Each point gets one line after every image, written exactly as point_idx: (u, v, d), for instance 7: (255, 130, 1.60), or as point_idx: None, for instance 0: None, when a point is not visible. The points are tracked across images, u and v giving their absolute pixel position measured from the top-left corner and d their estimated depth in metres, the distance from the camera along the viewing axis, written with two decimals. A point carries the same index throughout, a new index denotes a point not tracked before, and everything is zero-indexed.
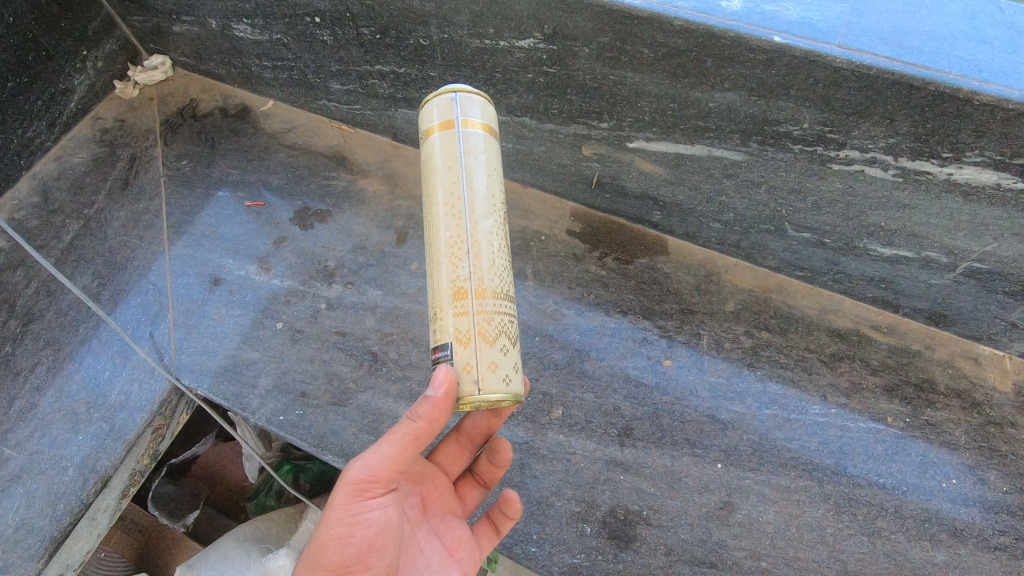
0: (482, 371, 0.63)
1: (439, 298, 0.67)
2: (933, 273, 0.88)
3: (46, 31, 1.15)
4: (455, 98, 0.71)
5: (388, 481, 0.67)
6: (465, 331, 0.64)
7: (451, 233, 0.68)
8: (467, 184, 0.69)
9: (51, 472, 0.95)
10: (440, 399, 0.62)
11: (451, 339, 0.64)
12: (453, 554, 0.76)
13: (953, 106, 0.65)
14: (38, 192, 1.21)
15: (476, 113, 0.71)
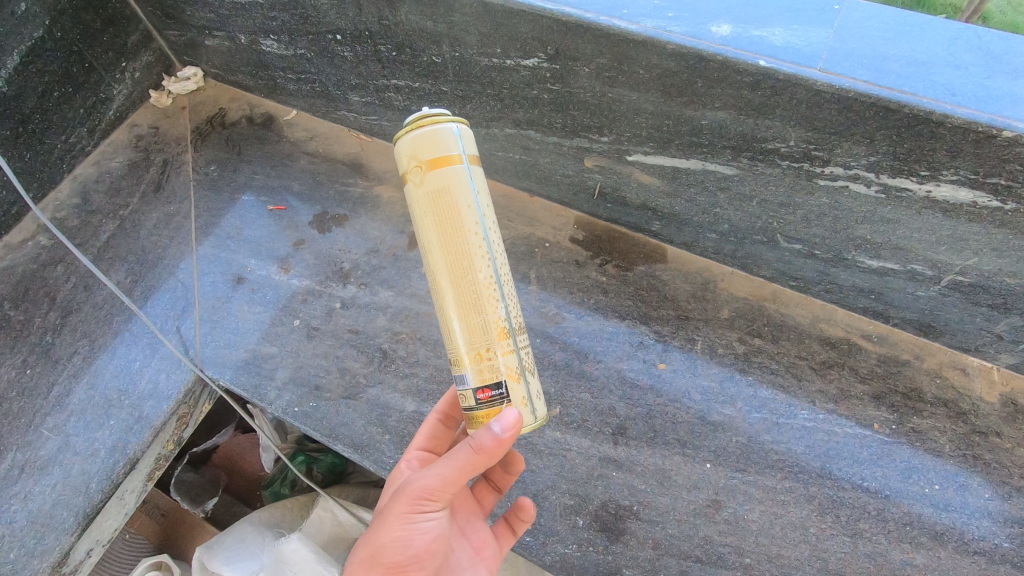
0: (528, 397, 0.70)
1: (477, 342, 0.68)
2: (919, 285, 0.92)
3: (90, 45, 1.24)
4: (453, 133, 0.68)
5: (445, 499, 0.69)
6: (516, 368, 0.69)
7: (482, 275, 0.69)
8: (484, 227, 0.70)
9: (85, 453, 1.03)
10: (507, 437, 0.65)
11: (507, 377, 0.69)
12: (479, 553, 0.80)
13: (928, 128, 0.70)
14: (79, 194, 1.30)
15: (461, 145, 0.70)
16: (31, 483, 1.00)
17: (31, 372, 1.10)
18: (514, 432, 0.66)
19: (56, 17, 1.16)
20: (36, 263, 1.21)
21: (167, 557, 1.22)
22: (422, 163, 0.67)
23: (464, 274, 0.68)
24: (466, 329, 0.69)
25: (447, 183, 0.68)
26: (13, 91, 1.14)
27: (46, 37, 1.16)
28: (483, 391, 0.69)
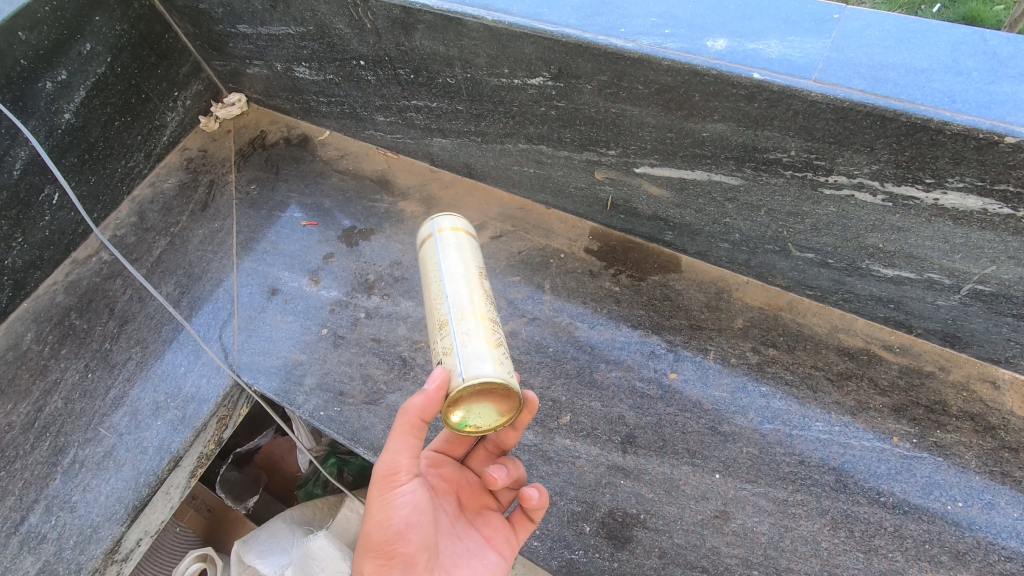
0: (462, 363, 0.70)
1: (430, 341, 0.77)
2: (938, 294, 0.89)
3: (146, 78, 1.36)
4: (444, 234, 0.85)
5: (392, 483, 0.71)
6: (449, 346, 0.72)
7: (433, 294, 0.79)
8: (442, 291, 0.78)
9: (136, 451, 1.13)
10: (434, 393, 0.67)
11: (440, 355, 0.72)
12: (486, 540, 0.82)
13: (927, 135, 0.69)
14: (135, 213, 1.42)
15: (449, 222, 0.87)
16: (89, 476, 1.11)
17: (91, 376, 1.21)
18: (439, 386, 0.67)
19: (117, 54, 1.28)
20: (97, 277, 1.33)
21: (210, 550, 1.31)
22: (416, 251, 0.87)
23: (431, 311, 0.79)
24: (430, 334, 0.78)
25: (424, 249, 0.85)
26: (79, 122, 1.26)
27: (108, 72, 1.28)
28: (434, 370, 0.75)
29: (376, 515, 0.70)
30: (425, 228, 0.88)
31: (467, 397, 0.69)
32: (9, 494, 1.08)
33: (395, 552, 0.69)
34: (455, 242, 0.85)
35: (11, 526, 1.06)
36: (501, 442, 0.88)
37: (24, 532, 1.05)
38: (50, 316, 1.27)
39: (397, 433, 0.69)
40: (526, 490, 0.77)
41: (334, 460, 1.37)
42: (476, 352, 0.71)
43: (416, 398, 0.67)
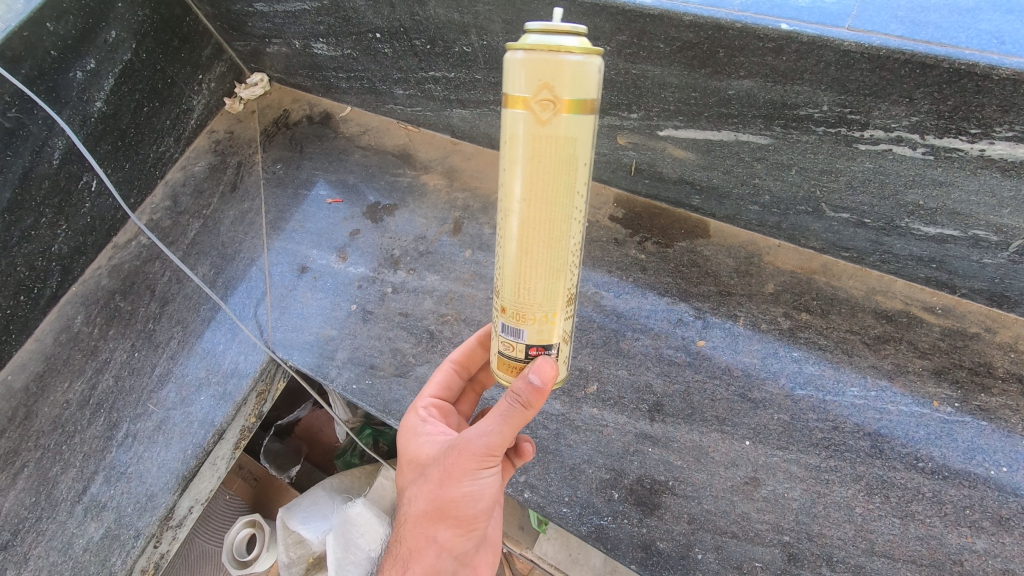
0: (570, 360, 0.70)
1: (547, 304, 0.63)
2: (984, 252, 0.84)
3: (171, 62, 1.38)
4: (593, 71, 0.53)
5: (495, 458, 0.71)
6: (570, 332, 0.67)
7: (575, 242, 0.62)
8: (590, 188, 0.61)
9: (183, 425, 1.19)
10: (544, 387, 0.64)
11: (559, 341, 0.66)
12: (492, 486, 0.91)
13: (971, 82, 0.64)
14: (169, 197, 1.46)
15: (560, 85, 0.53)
16: (141, 449, 1.18)
17: (138, 354, 1.27)
18: (552, 382, 0.64)
19: (141, 40, 1.29)
20: (138, 261, 1.37)
21: (258, 516, 1.41)
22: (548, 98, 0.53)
23: (558, 237, 0.60)
24: (544, 290, 0.63)
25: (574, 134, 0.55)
26: (110, 110, 1.28)
27: (135, 59, 1.30)
28: (536, 349, 0.65)
29: (465, 491, 0.72)
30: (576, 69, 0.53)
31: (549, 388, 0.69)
32: (71, 466, 1.16)
33: (471, 523, 0.75)
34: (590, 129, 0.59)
35: (76, 495, 1.14)
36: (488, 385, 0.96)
37: (87, 501, 1.13)
38: (96, 299, 1.33)
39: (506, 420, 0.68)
40: (523, 446, 0.84)
41: (370, 431, 1.41)
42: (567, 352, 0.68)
43: (522, 390, 0.64)
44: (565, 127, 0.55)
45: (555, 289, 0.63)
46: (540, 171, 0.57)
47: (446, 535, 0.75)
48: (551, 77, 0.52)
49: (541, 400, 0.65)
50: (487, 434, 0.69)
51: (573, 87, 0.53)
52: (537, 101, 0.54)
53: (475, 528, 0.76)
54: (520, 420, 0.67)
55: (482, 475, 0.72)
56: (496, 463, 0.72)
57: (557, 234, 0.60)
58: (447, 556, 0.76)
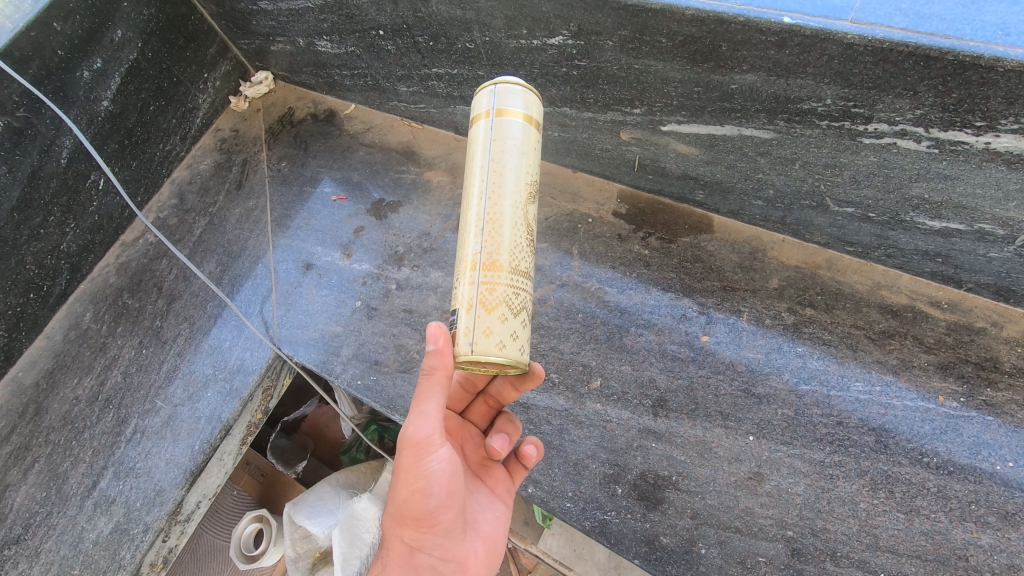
0: (501, 339, 0.68)
1: (460, 270, 0.73)
2: (990, 246, 0.84)
3: (176, 61, 1.39)
4: (509, 92, 0.74)
5: (436, 444, 0.72)
6: (481, 297, 0.69)
7: (475, 211, 0.72)
8: (505, 171, 0.73)
9: (191, 421, 1.20)
10: (441, 346, 0.69)
11: (469, 305, 0.69)
12: (495, 491, 0.91)
13: (976, 74, 0.64)
14: (176, 195, 1.47)
15: (517, 103, 0.74)
16: (150, 445, 1.19)
17: (146, 351, 1.28)
18: (444, 338, 0.69)
19: (147, 39, 1.30)
20: (145, 259, 1.39)
21: (265, 512, 1.42)
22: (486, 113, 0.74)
23: (468, 213, 0.74)
24: (460, 257, 0.73)
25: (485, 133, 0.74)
26: (117, 109, 1.29)
27: (141, 58, 1.31)
28: (463, 313, 0.70)
29: (413, 486, 0.73)
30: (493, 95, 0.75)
31: (473, 364, 0.69)
32: (81, 461, 1.18)
33: (431, 520, 0.75)
34: (518, 131, 0.74)
35: (86, 490, 1.15)
36: (500, 398, 0.93)
37: (97, 496, 1.15)
38: (104, 297, 1.34)
39: (427, 399, 0.70)
40: (525, 449, 0.87)
41: (375, 428, 1.43)
42: (488, 320, 0.68)
43: (429, 362, 0.69)
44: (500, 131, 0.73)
45: (463, 255, 0.73)
46: (471, 166, 0.75)
47: (412, 532, 0.76)
48: (491, 104, 0.74)
49: (450, 360, 0.68)
50: (421, 423, 0.71)
51: (484, 102, 0.75)
52: (485, 122, 0.74)
53: (439, 524, 0.76)
54: (438, 392, 0.70)
55: (429, 466, 0.72)
56: (439, 451, 0.72)
57: (466, 212, 0.74)
58: (418, 554, 0.78)
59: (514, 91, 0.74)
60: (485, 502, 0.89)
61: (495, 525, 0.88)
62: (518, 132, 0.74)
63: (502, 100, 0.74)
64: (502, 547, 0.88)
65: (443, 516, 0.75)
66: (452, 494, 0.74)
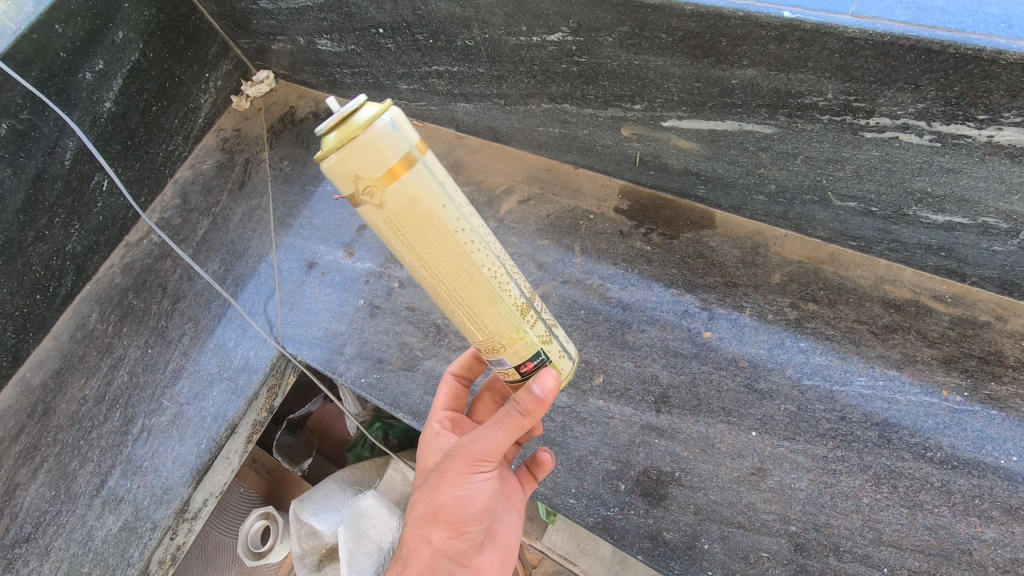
0: (562, 349, 0.76)
1: (505, 329, 0.69)
2: (994, 239, 0.83)
3: (178, 61, 1.39)
4: (385, 127, 0.57)
5: (498, 461, 0.73)
6: (545, 332, 0.73)
7: (486, 267, 0.66)
8: (467, 218, 0.64)
9: (197, 420, 1.21)
10: (548, 397, 0.69)
11: (542, 344, 0.72)
12: (512, 501, 0.88)
13: (978, 67, 0.64)
14: (179, 195, 1.48)
15: (402, 135, 0.58)
16: (156, 444, 1.20)
17: (152, 350, 1.29)
18: (554, 393, 0.69)
19: (148, 40, 1.31)
20: (149, 259, 1.39)
21: (271, 509, 1.45)
22: (376, 181, 0.58)
23: (468, 278, 0.65)
24: (495, 322, 0.68)
25: (414, 187, 0.59)
26: (120, 110, 1.30)
27: (142, 59, 1.31)
28: (524, 365, 0.72)
29: (459, 495, 0.73)
30: (384, 135, 0.57)
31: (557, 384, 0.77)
32: (89, 460, 1.19)
33: (465, 528, 0.74)
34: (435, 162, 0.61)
35: (94, 488, 1.17)
36: None
37: (105, 494, 1.16)
38: (110, 297, 1.35)
39: (500, 426, 0.72)
40: (543, 455, 0.88)
41: (379, 425, 1.44)
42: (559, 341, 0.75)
43: (524, 399, 0.69)
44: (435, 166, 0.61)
45: (492, 316, 0.68)
46: (413, 233, 0.62)
47: (442, 538, 0.74)
48: (383, 151, 0.57)
49: (540, 411, 0.70)
50: (485, 438, 0.72)
51: (377, 155, 0.57)
52: (372, 187, 0.58)
53: (470, 535, 0.75)
54: (518, 428, 0.71)
55: (475, 479, 0.73)
56: (494, 469, 0.74)
57: (458, 281, 0.65)
58: (442, 560, 0.75)
59: (391, 116, 0.58)
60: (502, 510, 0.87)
61: (511, 537, 0.87)
62: (436, 165, 0.61)
63: (404, 135, 0.58)
64: (513, 558, 0.87)
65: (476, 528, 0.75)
66: (490, 508, 0.75)
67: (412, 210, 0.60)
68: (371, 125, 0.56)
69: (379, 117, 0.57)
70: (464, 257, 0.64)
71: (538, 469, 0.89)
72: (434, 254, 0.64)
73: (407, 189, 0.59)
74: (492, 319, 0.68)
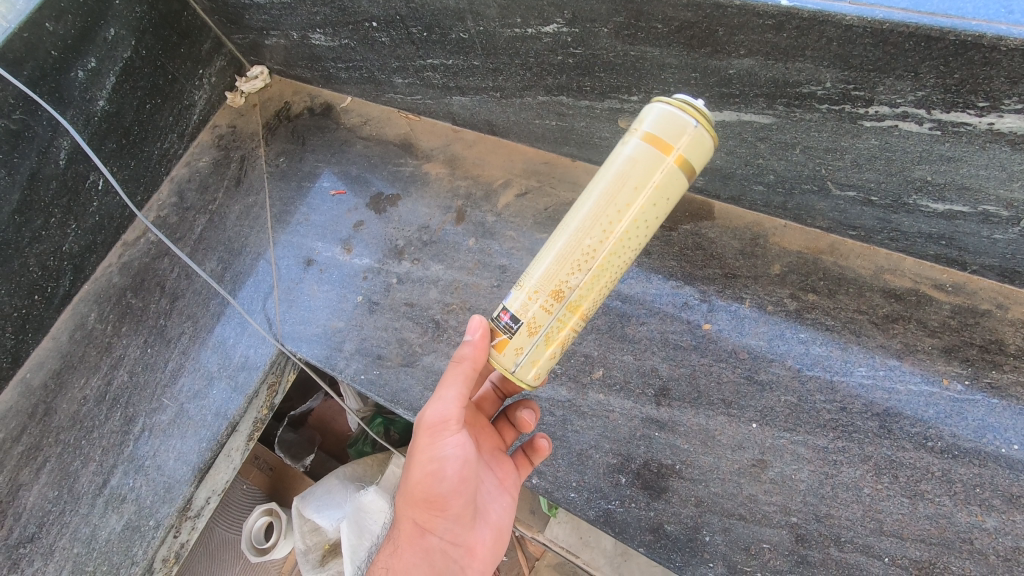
0: (528, 362, 0.77)
1: (548, 283, 0.74)
2: (995, 227, 0.82)
3: (171, 58, 1.38)
4: (692, 135, 0.68)
5: (454, 427, 0.81)
6: (546, 330, 0.75)
7: (592, 246, 0.72)
8: (635, 212, 0.71)
9: (197, 419, 1.21)
10: (476, 338, 0.79)
11: (525, 321, 0.75)
12: (503, 484, 0.91)
13: (979, 54, 0.63)
14: (175, 193, 1.47)
15: (679, 144, 0.68)
16: (158, 443, 1.20)
17: (151, 350, 1.29)
18: (479, 333, 0.79)
19: (140, 37, 1.30)
20: (147, 258, 1.39)
21: (274, 505, 1.44)
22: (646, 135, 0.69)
23: (585, 234, 0.72)
24: (553, 269, 0.74)
25: (644, 162, 0.69)
26: (114, 108, 1.29)
27: (135, 56, 1.30)
28: (503, 313, 0.77)
29: (425, 469, 0.81)
30: (679, 130, 0.68)
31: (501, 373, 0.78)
32: (91, 460, 1.19)
33: (441, 501, 0.82)
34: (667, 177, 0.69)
35: (97, 488, 1.17)
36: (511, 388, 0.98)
37: (108, 493, 1.17)
38: (108, 296, 1.35)
39: (447, 388, 0.80)
40: (538, 442, 0.92)
41: (381, 421, 1.44)
42: (536, 353, 0.76)
43: (466, 352, 0.79)
44: (670, 176, 0.69)
45: (556, 268, 0.74)
46: (613, 180, 0.71)
47: (424, 513, 0.84)
48: (677, 137, 0.68)
49: (478, 357, 0.78)
50: (439, 407, 0.81)
51: (678, 130, 0.68)
52: (647, 137, 0.69)
53: (447, 507, 0.83)
54: (463, 381, 0.80)
55: (439, 446, 0.81)
56: (456, 436, 0.81)
57: (584, 227, 0.72)
58: (429, 535, 0.85)
59: (697, 130, 0.68)
60: (498, 494, 0.91)
61: (504, 516, 0.91)
62: (671, 183, 0.70)
63: (684, 142, 0.68)
64: (508, 535, 0.92)
65: (452, 499, 0.82)
66: (458, 479, 0.82)
67: (628, 166, 0.70)
68: (687, 121, 0.68)
69: (705, 139, 0.69)
70: (601, 224, 0.72)
71: (532, 454, 0.93)
72: (604, 202, 0.72)
73: (633, 154, 0.70)
74: (551, 267, 0.74)
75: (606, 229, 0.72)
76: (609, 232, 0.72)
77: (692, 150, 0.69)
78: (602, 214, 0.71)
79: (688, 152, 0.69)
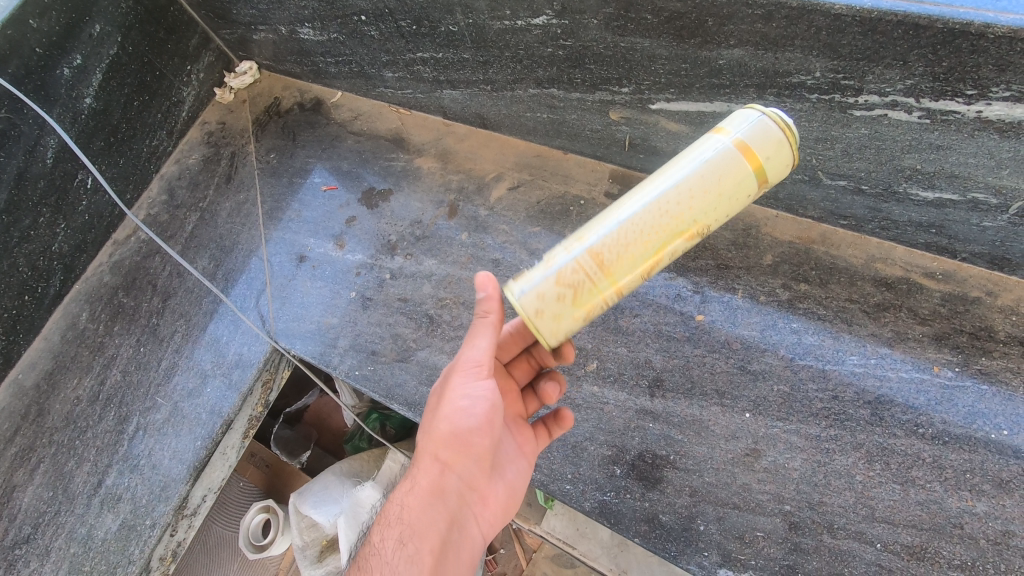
0: (540, 286, 0.70)
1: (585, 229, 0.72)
2: (983, 215, 0.83)
3: (158, 54, 1.36)
4: (762, 126, 0.69)
5: (489, 369, 0.79)
6: (563, 261, 0.70)
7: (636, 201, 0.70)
8: (687, 186, 0.69)
9: (192, 417, 1.21)
10: (489, 294, 0.79)
11: (551, 252, 0.72)
12: (523, 449, 0.91)
13: (966, 42, 0.63)
14: (165, 191, 1.46)
15: (749, 135, 0.68)
16: (152, 442, 1.20)
17: (144, 349, 1.28)
18: (487, 288, 0.79)
19: (126, 33, 1.28)
20: (138, 256, 1.38)
21: (271, 502, 1.44)
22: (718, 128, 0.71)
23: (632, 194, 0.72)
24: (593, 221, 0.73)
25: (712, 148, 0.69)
26: (101, 106, 1.28)
27: (121, 52, 1.28)
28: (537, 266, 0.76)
29: (456, 407, 0.78)
30: (755, 124, 0.69)
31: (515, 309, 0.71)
32: (86, 460, 1.19)
33: (467, 444, 0.79)
34: (729, 164, 0.68)
35: (92, 488, 1.17)
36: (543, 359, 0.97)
37: (103, 493, 1.16)
38: (100, 295, 1.34)
39: (480, 333, 0.80)
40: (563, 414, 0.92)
41: (376, 416, 1.44)
42: (552, 279, 0.70)
43: (490, 304, 0.80)
44: (733, 163, 0.68)
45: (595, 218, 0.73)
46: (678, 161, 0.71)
47: (446, 455, 0.80)
48: (749, 129, 0.69)
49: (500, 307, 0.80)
50: (478, 347, 0.79)
51: (752, 123, 0.69)
52: (719, 130, 0.71)
53: (474, 451, 0.80)
54: (494, 328, 0.80)
55: (471, 385, 0.78)
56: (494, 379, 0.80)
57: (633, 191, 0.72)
58: (450, 476, 0.81)
59: (766, 121, 0.69)
60: (514, 458, 0.89)
61: (518, 480, 0.89)
62: (732, 172, 0.68)
63: (752, 132, 0.68)
64: (518, 499, 0.90)
65: (478, 441, 0.79)
66: (493, 424, 0.79)
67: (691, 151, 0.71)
68: (761, 113, 0.69)
69: (784, 146, 0.69)
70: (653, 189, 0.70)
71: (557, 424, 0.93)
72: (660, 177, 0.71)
73: (705, 142, 0.71)
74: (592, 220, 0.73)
75: (656, 196, 0.69)
76: (659, 199, 0.69)
77: (759, 141, 0.68)
78: (659, 185, 0.70)
79: (762, 151, 0.68)
